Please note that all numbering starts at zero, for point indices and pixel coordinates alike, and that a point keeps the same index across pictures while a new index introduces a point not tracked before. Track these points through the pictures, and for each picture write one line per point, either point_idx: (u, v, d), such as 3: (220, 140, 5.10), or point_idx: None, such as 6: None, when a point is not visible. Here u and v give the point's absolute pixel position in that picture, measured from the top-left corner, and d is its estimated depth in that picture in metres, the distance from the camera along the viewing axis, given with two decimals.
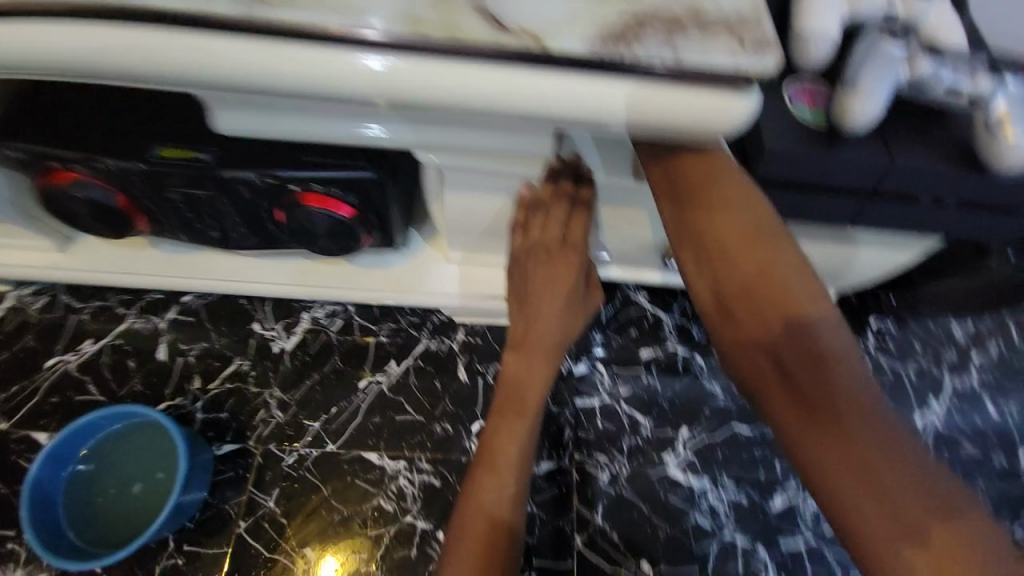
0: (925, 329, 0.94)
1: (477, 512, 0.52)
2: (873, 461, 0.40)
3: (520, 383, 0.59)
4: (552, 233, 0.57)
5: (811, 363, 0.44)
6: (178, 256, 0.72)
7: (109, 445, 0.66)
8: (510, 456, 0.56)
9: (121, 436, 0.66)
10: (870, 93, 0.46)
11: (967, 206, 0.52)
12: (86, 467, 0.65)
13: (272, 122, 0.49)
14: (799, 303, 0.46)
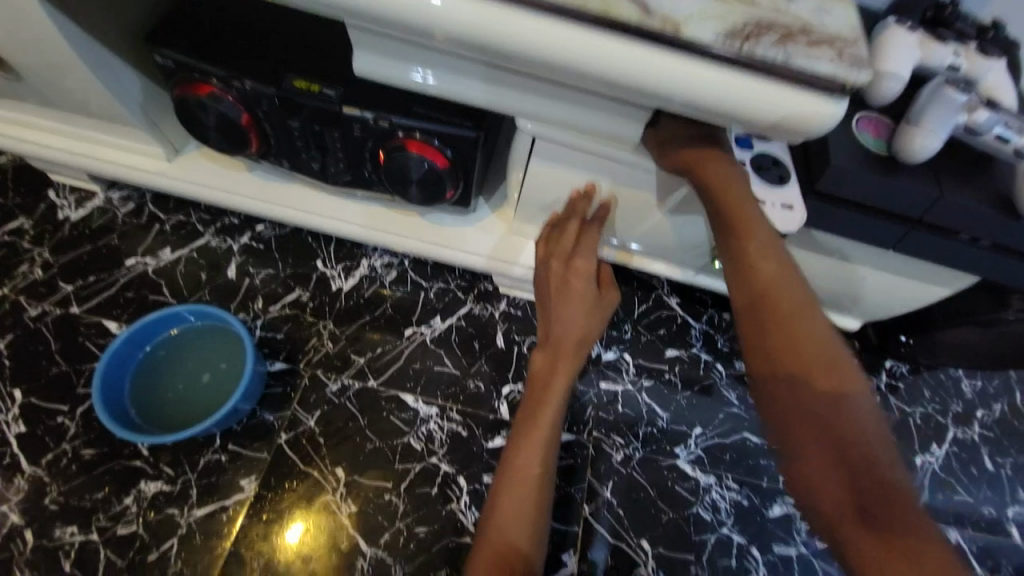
0: (937, 379, 0.99)
1: (492, 544, 0.56)
2: (888, 496, 0.41)
3: (545, 382, 0.65)
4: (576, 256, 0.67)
5: (863, 445, 0.43)
6: (269, 183, 0.79)
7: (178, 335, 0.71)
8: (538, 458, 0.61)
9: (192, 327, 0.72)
10: (932, 129, 0.52)
11: (1001, 249, 0.58)
12: (154, 352, 0.71)
13: (401, 68, 0.55)
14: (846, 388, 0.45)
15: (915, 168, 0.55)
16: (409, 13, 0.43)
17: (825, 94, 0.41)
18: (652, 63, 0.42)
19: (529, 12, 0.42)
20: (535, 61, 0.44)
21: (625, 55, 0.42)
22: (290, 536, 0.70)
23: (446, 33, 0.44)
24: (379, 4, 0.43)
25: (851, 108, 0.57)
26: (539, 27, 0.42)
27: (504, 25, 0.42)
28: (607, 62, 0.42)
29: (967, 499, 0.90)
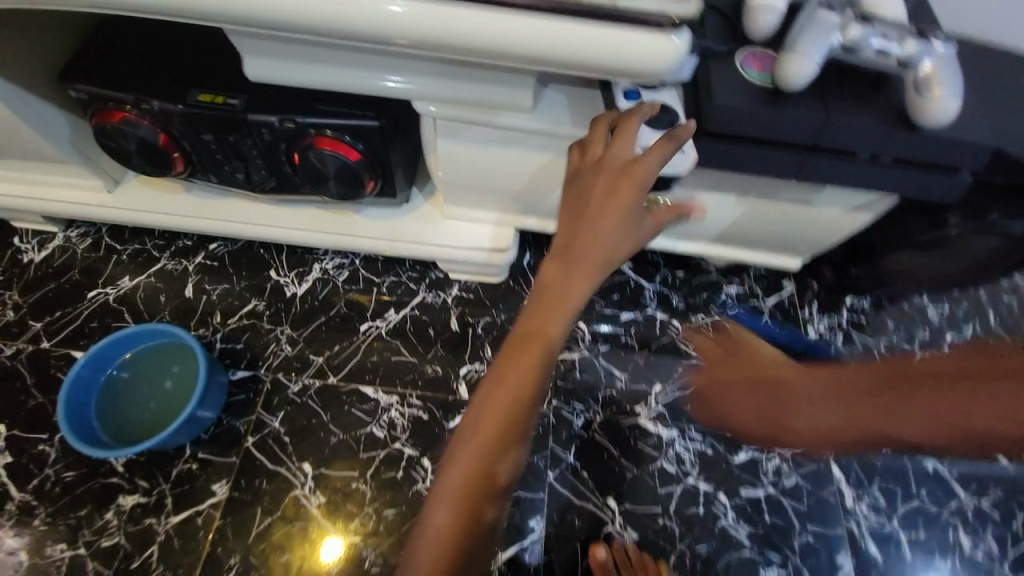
0: (900, 309, 0.98)
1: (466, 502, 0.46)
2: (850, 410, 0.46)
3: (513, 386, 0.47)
4: (620, 150, 0.51)
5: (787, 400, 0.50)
6: (208, 200, 0.82)
7: (127, 355, 0.75)
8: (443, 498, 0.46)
9: (136, 344, 0.76)
10: (805, 56, 0.53)
11: (903, 163, 0.58)
12: (109, 377, 0.75)
13: (290, 68, 0.57)
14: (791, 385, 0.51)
15: (801, 94, 0.56)
16: (268, 10, 0.45)
17: (656, 29, 0.44)
18: (495, 23, 0.44)
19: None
20: (391, 39, 0.46)
21: (468, 19, 0.44)
22: (331, 543, 0.73)
23: (304, 27, 0.46)
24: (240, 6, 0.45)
25: (733, 47, 0.58)
26: (384, 5, 0.44)
27: (353, 7, 0.44)
28: (453, 30, 0.44)
29: None
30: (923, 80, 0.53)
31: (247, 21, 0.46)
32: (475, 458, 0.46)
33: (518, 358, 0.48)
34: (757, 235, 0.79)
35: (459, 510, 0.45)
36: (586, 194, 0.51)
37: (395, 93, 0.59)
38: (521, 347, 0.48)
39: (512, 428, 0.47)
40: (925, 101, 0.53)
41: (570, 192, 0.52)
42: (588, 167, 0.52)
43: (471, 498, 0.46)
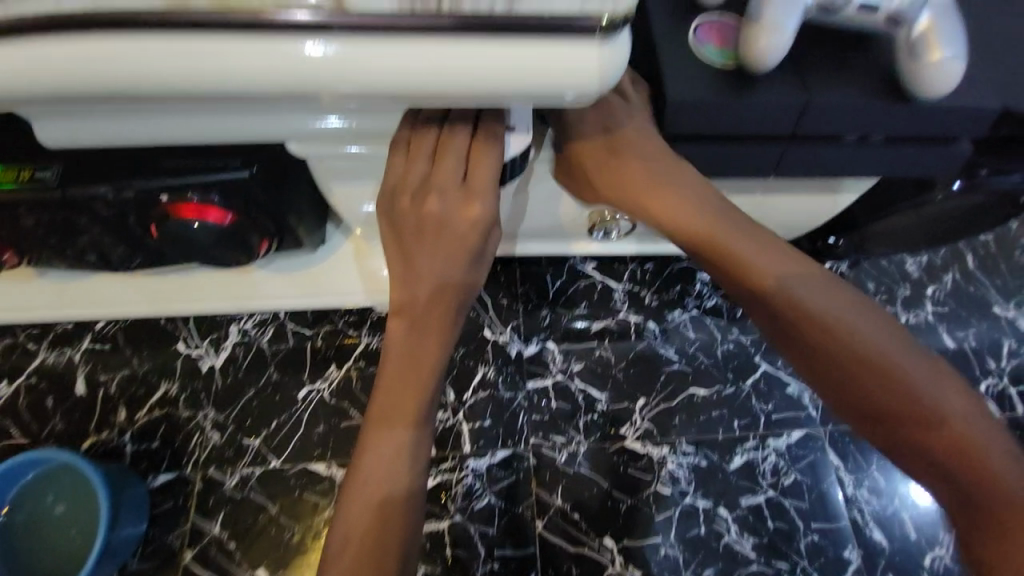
0: (879, 267, 0.92)
1: (364, 505, 0.46)
2: (865, 359, 0.48)
3: (406, 350, 0.48)
4: (444, 170, 0.44)
5: (872, 368, 0.48)
6: (68, 282, 0.66)
7: (1, 506, 0.63)
8: (387, 453, 0.47)
9: (7, 488, 0.63)
10: (779, 25, 0.42)
11: (895, 141, 0.49)
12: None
13: (98, 127, 0.42)
14: (868, 352, 0.48)
15: (772, 74, 0.45)
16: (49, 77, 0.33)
17: (584, 38, 0.33)
18: (348, 54, 0.33)
19: (216, 34, 0.32)
20: (218, 90, 0.34)
21: (316, 64, 0.33)
22: None
23: (87, 88, 0.33)
24: (16, 75, 0.33)
25: (679, 22, 0.46)
26: (192, 54, 0.33)
27: (151, 64, 0.33)
28: (298, 75, 0.33)
29: None
30: (918, 39, 0.42)
31: (30, 93, 0.34)
32: (376, 484, 0.46)
33: (426, 325, 0.48)
34: None
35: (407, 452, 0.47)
36: (410, 211, 0.46)
37: (256, 138, 0.44)
38: (389, 380, 0.48)
39: (411, 378, 0.48)
40: (922, 67, 0.42)
41: (395, 221, 0.47)
42: (411, 230, 0.46)
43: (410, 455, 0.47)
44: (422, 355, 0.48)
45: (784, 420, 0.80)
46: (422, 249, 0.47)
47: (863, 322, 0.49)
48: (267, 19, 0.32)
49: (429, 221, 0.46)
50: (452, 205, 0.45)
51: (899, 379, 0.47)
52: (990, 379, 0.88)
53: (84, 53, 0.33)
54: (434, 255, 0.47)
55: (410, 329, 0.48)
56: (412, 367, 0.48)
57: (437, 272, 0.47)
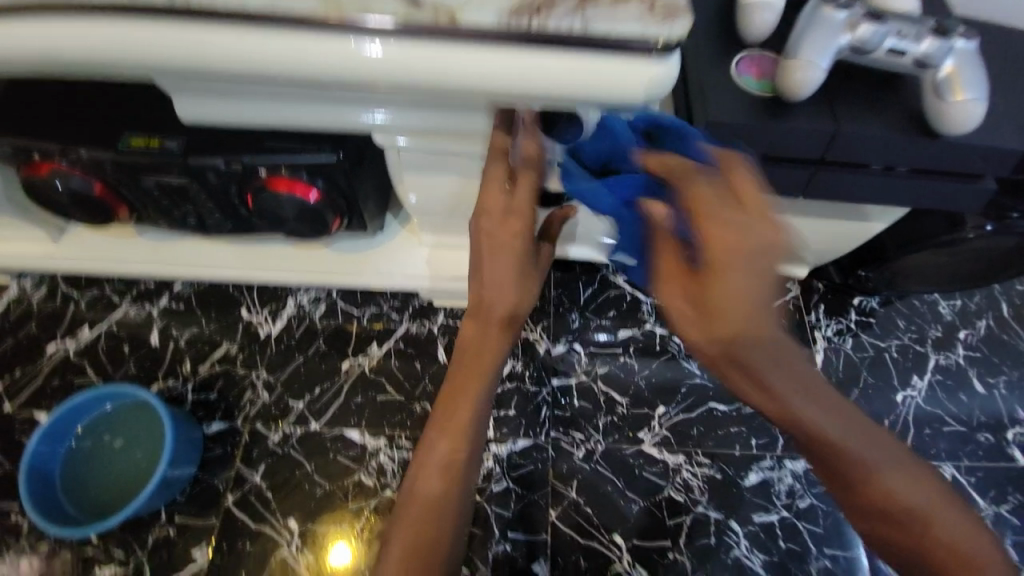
0: (910, 306, 0.93)
1: (413, 506, 0.48)
2: (823, 428, 0.40)
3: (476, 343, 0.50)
4: (498, 201, 0.49)
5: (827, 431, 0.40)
6: (161, 243, 0.76)
7: (76, 431, 0.72)
8: (435, 458, 0.49)
9: (83, 416, 0.72)
10: (813, 60, 0.47)
11: (922, 174, 0.53)
12: (63, 457, 0.70)
13: (226, 107, 0.51)
14: (828, 416, 0.40)
15: (805, 104, 0.50)
16: (206, 59, 0.41)
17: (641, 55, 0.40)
18: (444, 58, 0.40)
19: (343, 35, 0.40)
20: (331, 79, 0.42)
21: (416, 64, 0.40)
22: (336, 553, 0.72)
23: (230, 71, 0.42)
24: (177, 55, 0.41)
25: (724, 54, 0.52)
26: (317, 51, 0.40)
27: (282, 54, 0.40)
28: (399, 73, 0.41)
29: (956, 428, 0.86)
30: (944, 81, 0.47)
31: (186, 73, 0.42)
32: (427, 488, 0.48)
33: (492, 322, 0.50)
34: None
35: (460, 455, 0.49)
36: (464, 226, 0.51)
37: (348, 126, 0.52)
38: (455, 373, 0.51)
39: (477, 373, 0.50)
40: (947, 106, 0.47)
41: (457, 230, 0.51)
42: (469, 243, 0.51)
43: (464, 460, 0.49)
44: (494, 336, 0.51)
45: None
46: (478, 257, 0.50)
47: (825, 387, 0.40)
48: (383, 25, 0.39)
49: (479, 237, 0.50)
50: (497, 221, 0.49)
51: (847, 452, 0.40)
52: (1022, 429, 0.86)
53: (235, 41, 0.40)
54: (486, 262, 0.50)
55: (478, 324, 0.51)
56: (472, 359, 0.50)
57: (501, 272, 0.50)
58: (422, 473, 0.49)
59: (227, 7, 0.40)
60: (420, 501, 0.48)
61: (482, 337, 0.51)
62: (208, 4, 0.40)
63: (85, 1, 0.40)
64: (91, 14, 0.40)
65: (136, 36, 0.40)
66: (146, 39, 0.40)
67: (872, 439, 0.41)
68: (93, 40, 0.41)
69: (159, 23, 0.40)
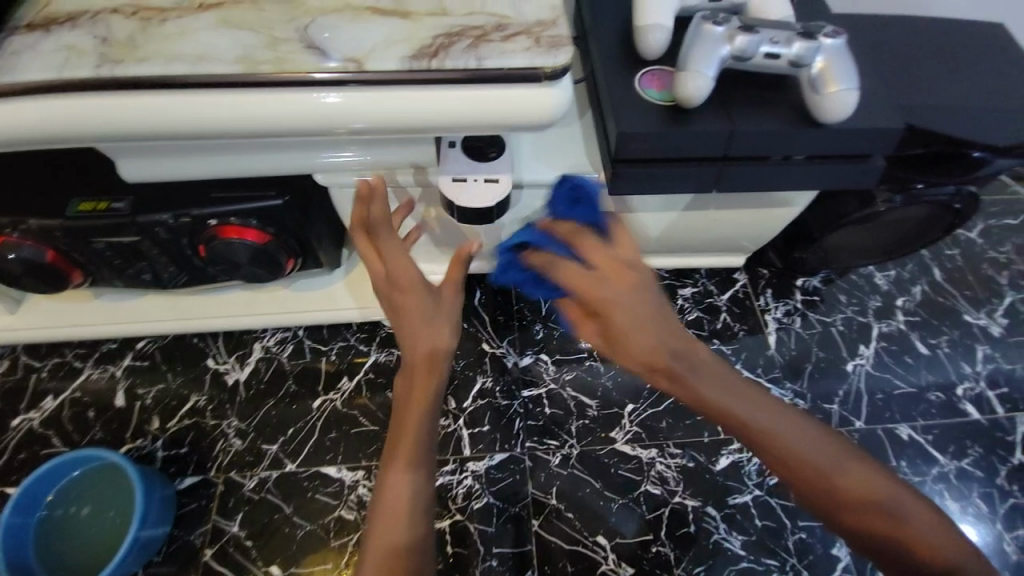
0: (849, 281, 1.00)
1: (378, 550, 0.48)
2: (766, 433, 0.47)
3: (415, 382, 0.53)
4: (408, 273, 0.55)
5: (768, 438, 0.47)
6: (120, 302, 0.77)
7: (46, 500, 0.70)
8: (392, 500, 0.49)
9: (57, 481, 0.70)
10: (698, 71, 0.53)
11: (817, 159, 0.58)
12: (31, 529, 0.68)
13: (169, 164, 0.54)
14: (767, 423, 0.47)
15: (703, 109, 0.55)
16: (140, 122, 0.44)
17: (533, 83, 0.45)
18: (365, 100, 0.44)
19: (271, 90, 0.44)
20: (264, 128, 0.45)
21: (340, 108, 0.44)
22: None
23: (165, 131, 0.44)
24: (111, 121, 0.44)
25: (627, 72, 0.58)
26: (247, 105, 0.44)
27: (214, 110, 0.44)
28: (325, 118, 0.44)
29: (907, 389, 0.91)
30: (818, 76, 0.53)
31: (127, 138, 0.45)
32: (391, 531, 0.48)
33: (426, 365, 0.53)
34: (697, 237, 0.79)
35: (416, 497, 0.50)
36: (387, 287, 0.55)
37: (290, 170, 0.56)
38: (400, 419, 0.53)
39: (422, 414, 0.53)
40: (821, 98, 0.53)
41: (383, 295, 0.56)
42: (393, 306, 0.56)
43: (423, 495, 0.50)
44: (431, 378, 0.53)
45: None
46: (406, 313, 0.55)
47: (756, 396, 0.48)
48: (306, 77, 0.43)
49: (403, 297, 0.55)
50: (407, 280, 0.55)
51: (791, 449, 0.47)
52: (966, 383, 0.92)
53: (167, 102, 0.43)
54: (413, 312, 0.54)
55: (412, 367, 0.54)
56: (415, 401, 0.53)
57: (429, 317, 0.54)
58: (382, 518, 0.49)
59: (157, 73, 0.43)
60: (383, 546, 0.48)
61: (423, 379, 0.53)
62: (140, 73, 0.43)
63: (20, 80, 0.43)
64: (26, 92, 0.43)
65: (77, 108, 0.43)
66: (87, 110, 0.43)
67: (815, 439, 0.47)
68: (30, 116, 0.43)
69: (92, 93, 0.43)
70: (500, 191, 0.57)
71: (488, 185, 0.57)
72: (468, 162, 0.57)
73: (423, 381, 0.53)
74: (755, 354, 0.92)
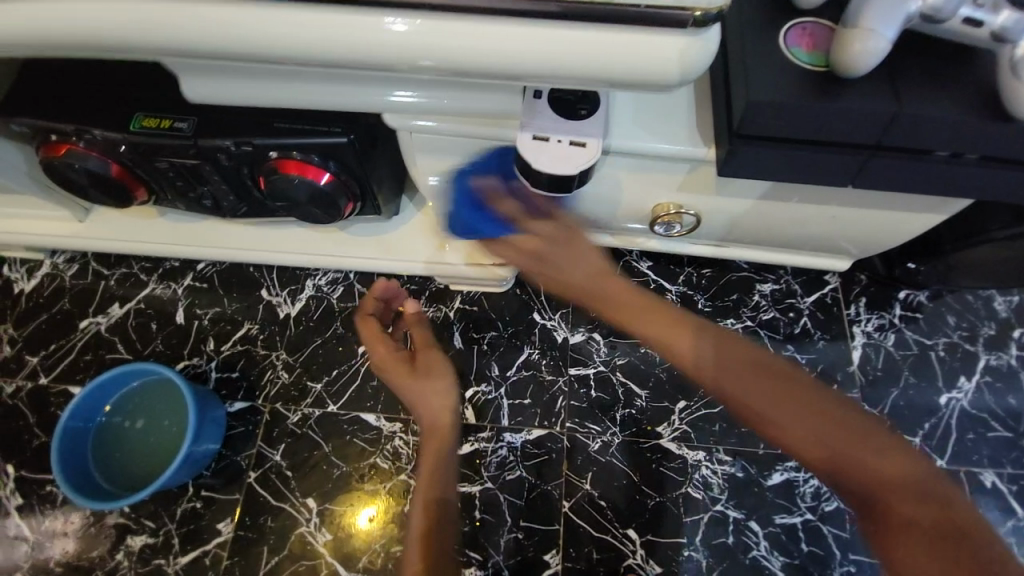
0: (962, 302, 0.86)
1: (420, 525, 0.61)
2: (820, 427, 0.42)
3: (434, 411, 0.68)
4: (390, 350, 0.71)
5: (824, 443, 0.42)
6: (182, 224, 0.77)
7: (105, 408, 0.75)
8: (424, 488, 0.64)
9: (112, 392, 0.74)
10: (875, 29, 0.41)
11: (995, 162, 0.46)
12: (93, 433, 0.74)
13: (233, 87, 0.50)
14: (786, 420, 0.42)
15: (860, 82, 0.44)
16: (205, 37, 0.39)
17: (677, 30, 0.37)
18: (453, 34, 0.37)
19: (347, 12, 0.37)
20: (335, 58, 0.39)
21: (423, 42, 0.37)
22: (360, 519, 0.74)
23: (231, 51, 0.40)
24: (174, 34, 0.39)
25: (768, 24, 0.47)
26: (319, 27, 0.38)
27: (284, 31, 0.38)
28: (405, 53, 0.38)
29: (1006, 435, 0.80)
30: (1020, 62, 0.40)
31: (194, 56, 0.41)
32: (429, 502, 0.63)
33: (436, 401, 0.69)
34: (800, 232, 0.68)
35: (445, 491, 0.64)
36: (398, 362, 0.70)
37: (357, 107, 0.50)
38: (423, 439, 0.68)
39: (439, 435, 0.68)
40: (1022, 87, 0.40)
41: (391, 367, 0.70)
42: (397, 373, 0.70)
43: (443, 490, 0.64)
44: (442, 413, 0.69)
45: None
46: (407, 377, 0.70)
47: (793, 383, 0.43)
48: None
49: (405, 368, 0.70)
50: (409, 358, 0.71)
51: (842, 447, 0.41)
52: None
53: (234, 17, 0.38)
54: (422, 375, 0.70)
55: (422, 407, 0.69)
56: (436, 430, 0.68)
57: (433, 369, 0.71)
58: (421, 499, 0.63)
59: None
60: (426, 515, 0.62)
61: (439, 409, 0.69)
62: None
63: None
64: None
65: (140, 14, 0.39)
66: (150, 17, 0.39)
67: (861, 418, 0.42)
68: (92, 20, 0.39)
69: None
70: (585, 157, 0.48)
71: (574, 149, 0.48)
72: (556, 119, 0.49)
73: (438, 411, 0.68)
74: (833, 368, 0.82)
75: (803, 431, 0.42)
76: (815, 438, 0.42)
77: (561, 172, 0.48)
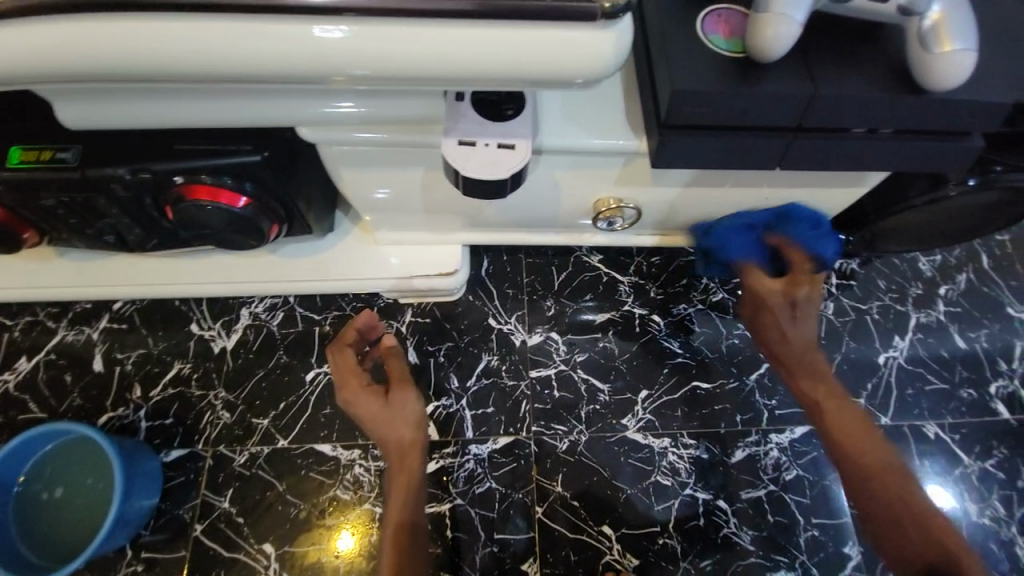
0: (890, 265, 0.91)
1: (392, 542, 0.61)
2: (853, 431, 0.62)
3: (403, 428, 0.66)
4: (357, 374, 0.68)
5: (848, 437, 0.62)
6: (89, 262, 0.69)
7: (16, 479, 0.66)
8: (398, 501, 0.63)
9: (27, 457, 0.66)
10: (784, 13, 0.41)
11: (905, 134, 0.48)
12: (6, 509, 0.65)
13: (118, 109, 0.44)
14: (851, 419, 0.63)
15: (776, 65, 0.45)
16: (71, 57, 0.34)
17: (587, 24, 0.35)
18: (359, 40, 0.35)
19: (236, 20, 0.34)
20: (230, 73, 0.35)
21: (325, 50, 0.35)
22: (342, 541, 0.70)
23: (106, 70, 0.35)
24: (39, 56, 0.35)
25: (685, 12, 0.47)
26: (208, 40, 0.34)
27: (168, 47, 0.34)
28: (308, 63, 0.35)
29: (939, 386, 0.85)
30: (929, 31, 0.42)
31: (59, 78, 0.36)
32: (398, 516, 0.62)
33: (405, 417, 0.66)
34: (738, 214, 0.70)
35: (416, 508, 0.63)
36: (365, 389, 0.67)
37: (264, 121, 0.46)
38: (393, 456, 0.65)
39: (411, 449, 0.65)
40: (933, 59, 0.42)
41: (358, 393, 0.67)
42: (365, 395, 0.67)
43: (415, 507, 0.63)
44: (415, 428, 0.66)
45: (787, 417, 0.79)
46: (373, 398, 0.66)
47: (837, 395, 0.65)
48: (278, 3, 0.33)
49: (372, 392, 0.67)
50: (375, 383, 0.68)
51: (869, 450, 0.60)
52: (1002, 380, 0.87)
53: (106, 33, 0.34)
54: (390, 399, 0.66)
55: (393, 424, 0.66)
56: (406, 447, 0.66)
57: (402, 390, 0.67)
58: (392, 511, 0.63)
59: None
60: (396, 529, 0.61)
61: (409, 424, 0.66)
62: None
63: None
64: None
65: None
66: None
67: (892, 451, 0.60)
68: None
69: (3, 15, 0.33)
70: (515, 159, 0.46)
71: (502, 152, 0.46)
72: (480, 120, 0.47)
73: (406, 432, 0.65)
74: None
75: (844, 425, 0.63)
76: (847, 433, 0.62)
77: (487, 180, 0.46)
